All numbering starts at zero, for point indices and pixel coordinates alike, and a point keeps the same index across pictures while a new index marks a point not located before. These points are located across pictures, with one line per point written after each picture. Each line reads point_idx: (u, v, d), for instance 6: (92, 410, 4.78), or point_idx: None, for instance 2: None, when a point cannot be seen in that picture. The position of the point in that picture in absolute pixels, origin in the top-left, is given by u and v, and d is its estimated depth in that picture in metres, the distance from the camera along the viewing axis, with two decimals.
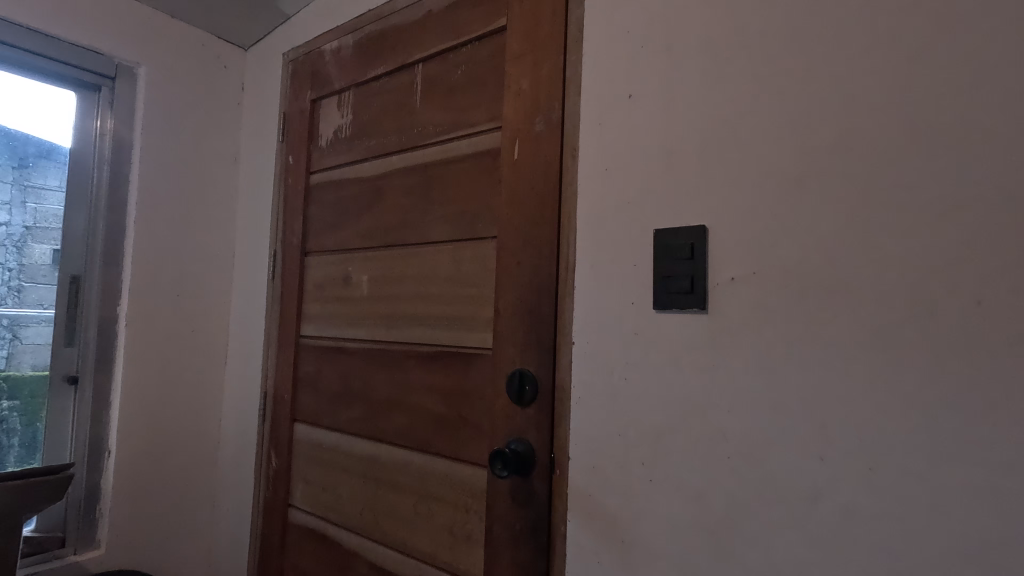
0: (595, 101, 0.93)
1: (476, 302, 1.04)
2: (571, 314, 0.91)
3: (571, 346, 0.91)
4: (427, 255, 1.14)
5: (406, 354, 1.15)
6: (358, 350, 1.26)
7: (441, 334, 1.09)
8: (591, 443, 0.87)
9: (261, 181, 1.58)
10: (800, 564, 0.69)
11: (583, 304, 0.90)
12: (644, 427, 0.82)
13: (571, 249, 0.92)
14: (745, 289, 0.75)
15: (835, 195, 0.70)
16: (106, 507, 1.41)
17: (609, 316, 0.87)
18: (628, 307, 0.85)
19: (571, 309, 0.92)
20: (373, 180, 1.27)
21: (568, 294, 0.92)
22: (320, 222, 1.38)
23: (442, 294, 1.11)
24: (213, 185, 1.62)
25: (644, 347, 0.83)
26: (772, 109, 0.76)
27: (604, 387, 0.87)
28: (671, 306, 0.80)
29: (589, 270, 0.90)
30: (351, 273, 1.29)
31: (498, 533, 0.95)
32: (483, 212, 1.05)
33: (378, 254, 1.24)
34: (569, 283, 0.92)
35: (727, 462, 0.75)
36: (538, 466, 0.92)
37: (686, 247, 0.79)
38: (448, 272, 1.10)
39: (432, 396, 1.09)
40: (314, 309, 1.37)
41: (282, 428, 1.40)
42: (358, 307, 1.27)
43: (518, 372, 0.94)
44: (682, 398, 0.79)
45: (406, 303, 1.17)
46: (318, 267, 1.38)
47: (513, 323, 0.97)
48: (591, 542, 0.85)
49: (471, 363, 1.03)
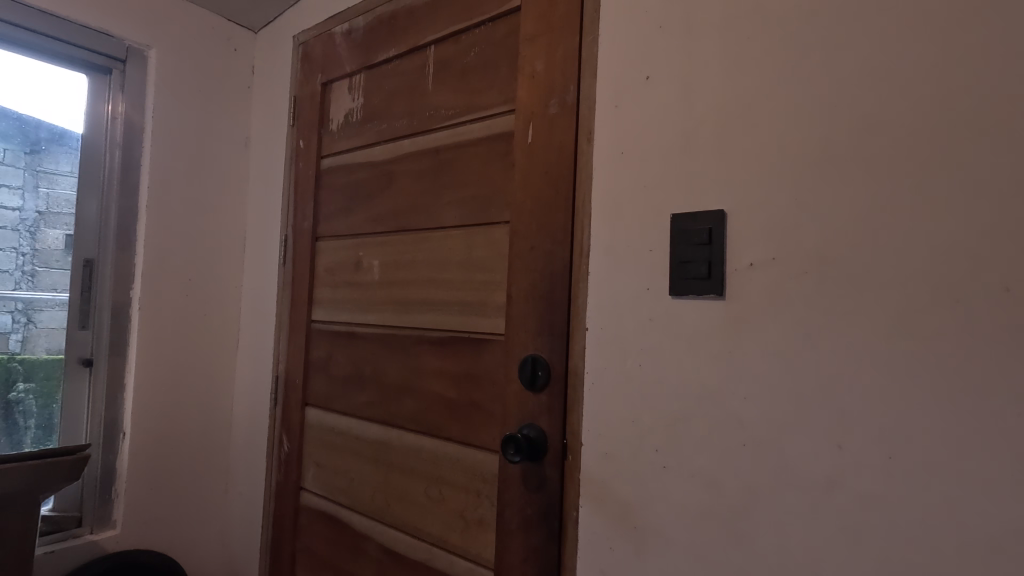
0: (611, 83, 0.91)
1: (489, 288, 1.04)
2: (585, 300, 0.90)
3: (585, 332, 0.90)
4: (439, 239, 1.13)
5: (417, 339, 1.15)
6: (369, 336, 1.26)
7: (453, 319, 1.09)
8: (604, 429, 0.87)
9: (272, 165, 1.57)
10: (816, 552, 0.68)
11: (597, 290, 0.89)
12: (658, 413, 0.82)
13: (585, 233, 0.91)
14: (764, 275, 0.74)
15: (859, 179, 0.68)
16: (121, 488, 1.43)
17: (624, 302, 0.86)
18: (644, 292, 0.84)
19: (585, 295, 0.91)
20: (384, 164, 1.26)
21: (582, 279, 0.91)
22: (331, 207, 1.38)
23: (454, 279, 1.10)
24: (225, 169, 1.62)
25: (659, 333, 0.82)
26: (794, 91, 0.74)
27: (619, 373, 0.86)
28: (689, 292, 0.79)
29: (604, 255, 0.89)
30: (362, 257, 1.29)
31: (510, 518, 0.95)
32: (496, 196, 1.04)
33: (389, 239, 1.24)
34: (583, 268, 0.91)
35: (743, 449, 0.74)
36: (550, 452, 0.91)
37: (704, 232, 0.78)
38: (461, 257, 1.09)
39: (444, 382, 1.09)
40: (325, 293, 1.37)
41: (293, 412, 1.41)
42: (369, 292, 1.27)
43: (531, 358, 0.93)
44: (697, 385, 0.78)
45: (418, 287, 1.16)
46: (328, 252, 1.37)
47: (526, 308, 0.96)
48: (603, 526, 0.85)
49: (482, 348, 1.03)
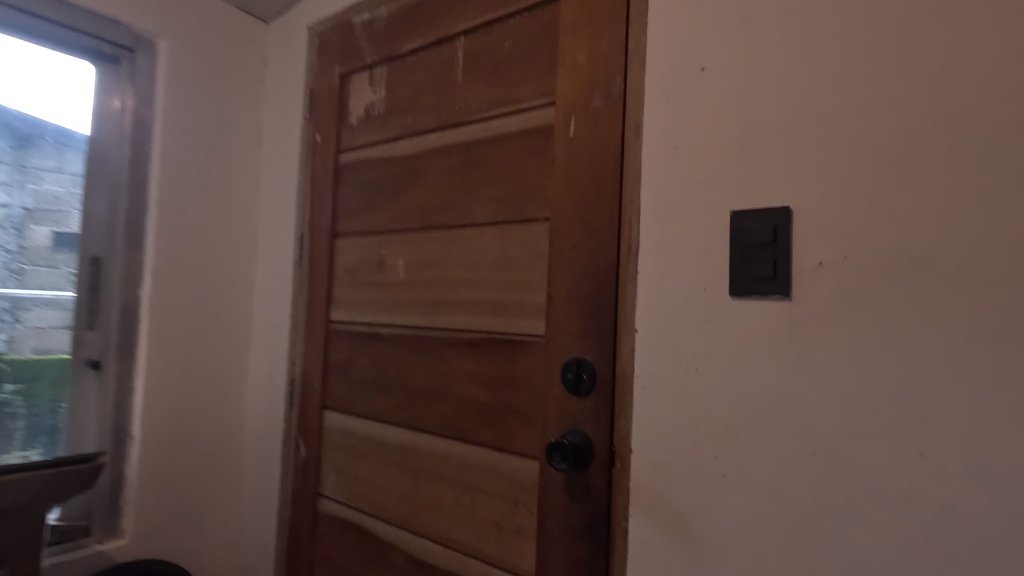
0: (660, 75, 0.87)
1: (527, 288, 1.00)
2: (633, 300, 0.87)
3: (633, 335, 0.87)
4: (471, 237, 1.09)
5: (448, 341, 1.11)
6: (393, 337, 1.21)
7: (487, 320, 1.05)
8: (655, 435, 0.83)
9: (285, 160, 1.52)
10: (894, 566, 0.65)
11: (647, 289, 0.86)
12: (716, 418, 0.78)
13: (634, 230, 0.88)
14: (834, 276, 0.71)
15: (938, 175, 0.65)
16: (131, 496, 1.37)
17: (677, 303, 0.83)
18: (701, 291, 0.81)
19: (633, 295, 0.87)
20: (409, 160, 1.22)
21: (630, 279, 0.87)
22: (352, 204, 1.33)
23: (488, 279, 1.06)
24: (238, 164, 1.56)
25: (717, 335, 0.79)
26: (866, 83, 0.70)
27: (673, 377, 0.82)
28: (752, 292, 0.76)
29: (655, 254, 0.86)
30: (386, 255, 1.24)
31: (552, 528, 0.91)
32: (534, 193, 1.00)
33: (415, 237, 1.19)
34: (632, 267, 0.87)
35: (811, 456, 0.71)
36: (596, 459, 0.88)
37: (769, 231, 0.75)
38: (495, 255, 1.05)
39: (478, 385, 1.05)
40: (344, 293, 1.32)
41: (311, 415, 1.36)
42: (394, 292, 1.22)
43: (575, 362, 0.90)
44: (760, 390, 0.75)
45: (448, 287, 1.12)
46: (348, 250, 1.33)
47: (570, 309, 0.92)
48: (655, 536, 0.82)
49: (520, 351, 0.99)
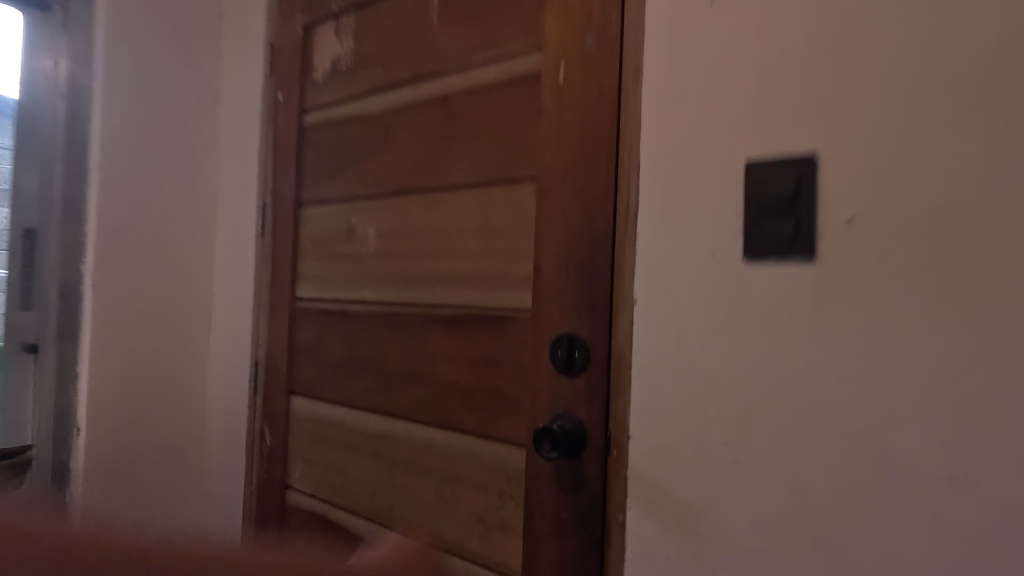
0: (664, 9, 0.76)
1: (512, 257, 0.89)
2: (632, 268, 0.77)
3: (631, 307, 0.77)
4: (450, 202, 0.98)
5: (424, 315, 1.00)
6: (363, 312, 1.10)
7: (468, 294, 0.95)
8: (657, 419, 0.74)
9: (245, 123, 1.38)
10: (931, 565, 0.57)
11: (648, 255, 0.76)
12: (727, 399, 0.69)
13: (632, 188, 0.77)
14: (865, 234, 0.61)
15: (991, 115, 0.56)
16: (77, 490, 1.26)
17: (682, 269, 0.73)
18: (710, 255, 0.71)
19: (632, 261, 0.77)
20: (380, 117, 1.09)
21: (629, 243, 0.77)
22: (317, 169, 1.20)
23: (469, 248, 0.95)
24: (194, 130, 1.42)
25: (729, 304, 0.69)
26: (905, 9, 0.60)
27: (677, 353, 0.73)
28: (770, 253, 0.66)
29: (657, 213, 0.75)
30: (355, 225, 1.13)
31: (540, 522, 0.82)
32: (520, 150, 0.89)
33: (388, 203, 1.08)
34: (630, 231, 0.77)
35: (837, 441, 0.62)
36: (590, 446, 0.78)
37: (791, 183, 0.65)
38: (477, 222, 0.94)
39: (458, 366, 0.95)
40: (310, 268, 1.20)
41: (277, 402, 1.25)
42: (363, 265, 1.11)
43: (566, 338, 0.80)
44: (777, 366, 0.66)
45: (425, 259, 1.01)
46: (314, 220, 1.20)
47: (560, 279, 0.82)
48: (657, 531, 0.73)
49: (505, 327, 0.89)
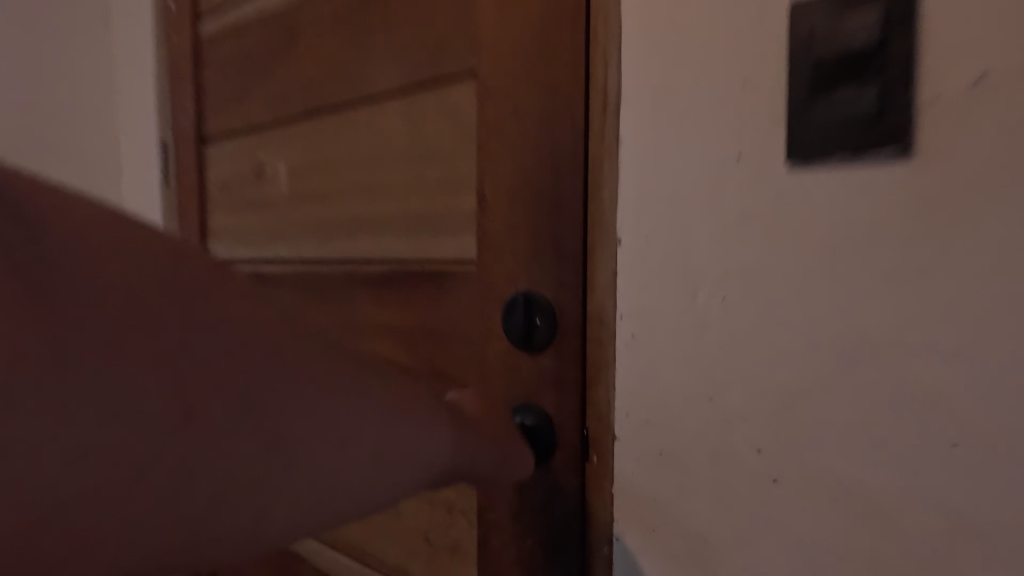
0: None
1: (451, 188, 0.65)
2: (614, 191, 0.53)
3: (614, 250, 0.53)
4: (369, 121, 0.73)
5: (350, 274, 0.77)
6: (283, 274, 0.87)
7: (402, 244, 0.71)
8: (654, 412, 0.51)
9: (144, 52, 1.16)
10: None
11: (638, 169, 0.51)
12: (760, 385, 0.45)
13: (612, 70, 0.53)
14: (1003, 101, 0.35)
15: None
16: None
17: (689, 189, 0.48)
18: (732, 165, 0.46)
19: (614, 181, 0.53)
20: (280, 15, 0.83)
21: (611, 153, 0.53)
22: (217, 95, 0.95)
23: (397, 180, 0.71)
24: (88, 98, 1.35)
25: (763, 240, 0.44)
26: None
27: (683, 316, 0.49)
28: (832, 153, 0.41)
29: (650, 105, 0.51)
30: (264, 162, 0.89)
31: (500, 548, 0.60)
32: (453, 34, 0.62)
33: (299, 129, 0.83)
34: (610, 135, 0.53)
35: (944, 452, 0.38)
36: (562, 450, 0.56)
37: (869, 27, 0.39)
38: (405, 144, 0.70)
39: (393, 340, 0.72)
40: (221, 220, 0.98)
41: None
42: (276, 213, 0.88)
43: (525, 300, 0.56)
44: (842, 331, 0.41)
45: (347, 199, 0.78)
46: (218, 159, 0.97)
47: (514, 215, 0.58)
48: (655, 572, 0.51)
49: (445, 286, 0.65)
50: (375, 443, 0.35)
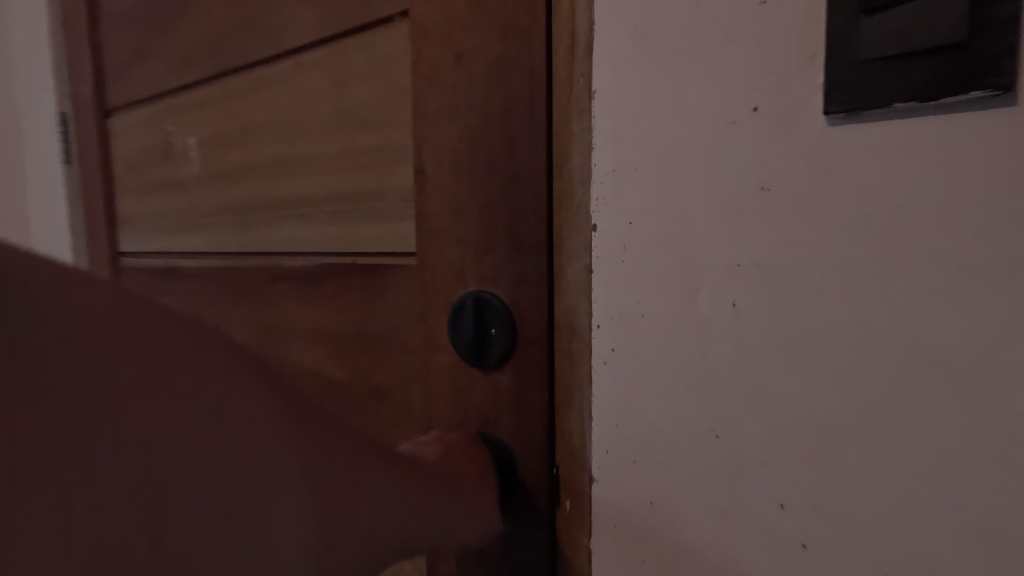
0: None
1: (378, 165, 0.53)
2: (585, 161, 0.41)
3: (588, 238, 0.41)
4: (276, 82, 0.63)
5: (280, 270, 0.66)
6: (215, 272, 0.76)
7: (320, 232, 0.60)
8: (640, 446, 0.40)
9: (34, 15, 1.07)
10: None
11: (619, 132, 0.39)
12: (782, 420, 0.34)
13: (581, 1, 0.40)
14: None
15: None
16: None
17: (686, 158, 0.36)
18: (747, 123, 0.34)
19: (587, 148, 0.41)
20: None
21: (582, 111, 0.41)
22: (117, 61, 0.89)
23: (311, 155, 0.60)
24: None
25: (787, 225, 0.33)
26: None
27: (678, 326, 0.38)
28: (890, 99, 0.29)
29: (633, 46, 0.38)
30: (171, 136, 0.81)
31: None
32: None
33: (204, 94, 0.73)
34: (579, 87, 0.41)
35: None
36: (530, 491, 0.46)
37: None
38: (311, 109, 0.59)
39: (320, 348, 0.62)
40: (133, 204, 0.93)
41: None
42: (187, 192, 0.80)
43: (475, 307, 0.45)
44: (901, 351, 0.30)
45: (259, 180, 0.67)
46: (126, 132, 0.91)
47: (458, 198, 0.46)
48: None
49: (378, 286, 0.54)
50: (327, 513, 0.34)
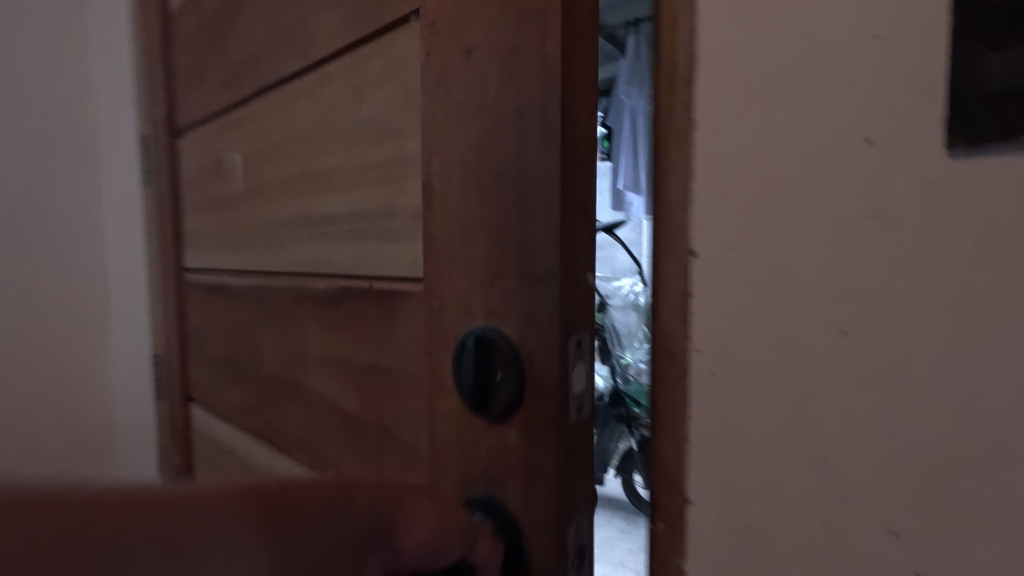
0: None
1: (391, 181, 0.48)
2: (683, 190, 0.34)
3: (685, 266, 0.34)
4: (307, 93, 0.60)
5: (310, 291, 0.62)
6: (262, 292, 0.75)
7: (340, 255, 0.56)
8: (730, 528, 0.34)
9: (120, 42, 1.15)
10: None
11: (720, 163, 0.33)
12: (919, 505, 0.28)
13: (672, 15, 0.35)
14: None
15: None
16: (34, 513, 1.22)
17: (796, 189, 0.31)
18: (860, 159, 0.29)
19: (677, 178, 0.35)
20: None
21: (672, 138, 0.35)
22: (184, 81, 0.93)
23: (333, 169, 0.57)
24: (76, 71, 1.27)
25: (905, 256, 0.28)
26: None
27: (790, 389, 0.31)
28: None
29: (735, 66, 0.32)
30: (223, 153, 0.81)
31: None
32: None
33: (249, 110, 0.73)
34: (678, 116, 0.34)
35: None
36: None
37: None
38: (335, 119, 0.56)
39: (338, 381, 0.58)
40: (194, 221, 0.95)
41: (177, 407, 1.05)
42: (234, 209, 0.80)
43: (475, 341, 0.38)
44: None
45: (291, 197, 0.65)
46: (189, 150, 0.94)
47: (463, 219, 0.39)
48: None
49: (391, 315, 0.49)
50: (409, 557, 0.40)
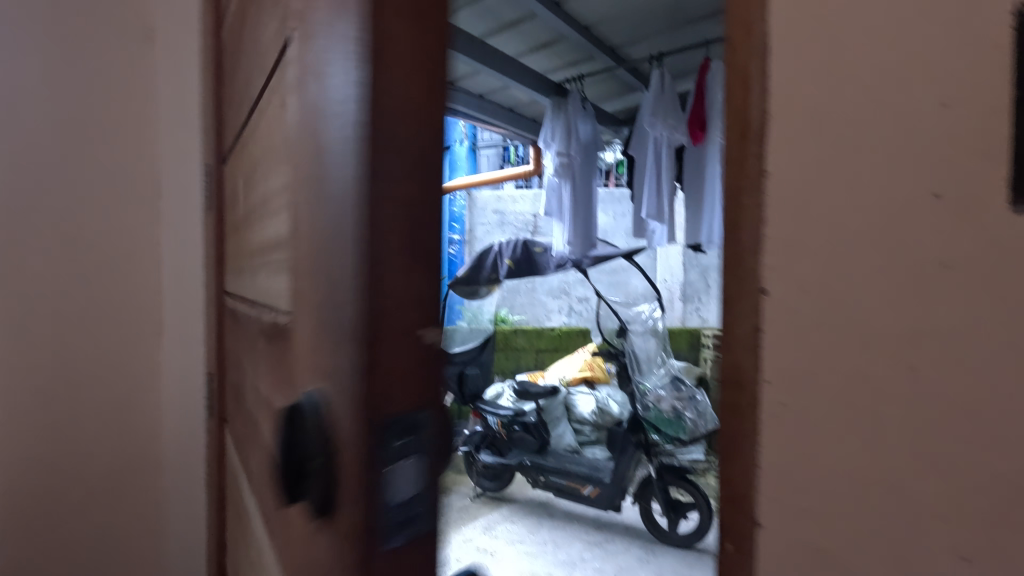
0: None
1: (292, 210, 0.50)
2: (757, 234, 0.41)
3: (758, 302, 0.41)
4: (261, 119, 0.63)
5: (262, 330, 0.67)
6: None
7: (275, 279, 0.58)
8: (793, 532, 0.40)
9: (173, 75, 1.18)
10: None
11: (797, 214, 0.39)
12: (970, 507, 0.35)
13: (756, 87, 0.41)
14: None
15: None
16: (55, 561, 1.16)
17: (872, 239, 0.37)
18: (931, 210, 0.35)
19: (756, 224, 0.41)
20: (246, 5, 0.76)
21: (755, 188, 0.41)
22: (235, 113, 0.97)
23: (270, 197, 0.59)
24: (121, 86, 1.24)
25: (969, 301, 0.34)
26: None
27: (860, 411, 0.37)
28: None
29: (815, 136, 0.39)
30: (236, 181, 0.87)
31: None
32: None
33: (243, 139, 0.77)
34: (752, 167, 0.41)
35: None
36: None
37: None
38: (273, 145, 0.57)
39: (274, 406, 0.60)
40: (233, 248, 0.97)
41: (213, 429, 1.06)
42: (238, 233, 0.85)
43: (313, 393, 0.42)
44: None
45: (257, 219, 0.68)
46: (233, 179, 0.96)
47: (319, 267, 0.43)
48: None
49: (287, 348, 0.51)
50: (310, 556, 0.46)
